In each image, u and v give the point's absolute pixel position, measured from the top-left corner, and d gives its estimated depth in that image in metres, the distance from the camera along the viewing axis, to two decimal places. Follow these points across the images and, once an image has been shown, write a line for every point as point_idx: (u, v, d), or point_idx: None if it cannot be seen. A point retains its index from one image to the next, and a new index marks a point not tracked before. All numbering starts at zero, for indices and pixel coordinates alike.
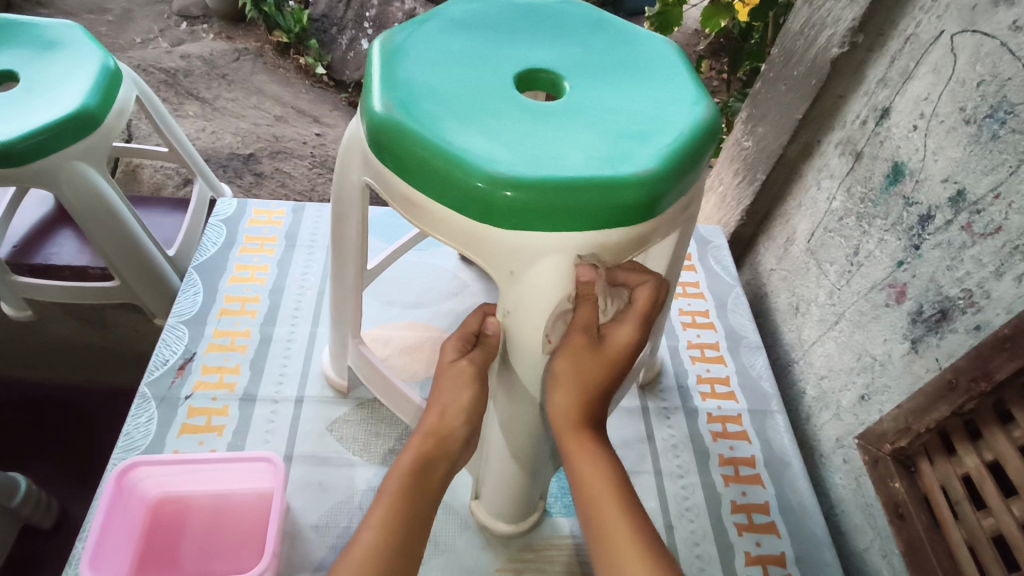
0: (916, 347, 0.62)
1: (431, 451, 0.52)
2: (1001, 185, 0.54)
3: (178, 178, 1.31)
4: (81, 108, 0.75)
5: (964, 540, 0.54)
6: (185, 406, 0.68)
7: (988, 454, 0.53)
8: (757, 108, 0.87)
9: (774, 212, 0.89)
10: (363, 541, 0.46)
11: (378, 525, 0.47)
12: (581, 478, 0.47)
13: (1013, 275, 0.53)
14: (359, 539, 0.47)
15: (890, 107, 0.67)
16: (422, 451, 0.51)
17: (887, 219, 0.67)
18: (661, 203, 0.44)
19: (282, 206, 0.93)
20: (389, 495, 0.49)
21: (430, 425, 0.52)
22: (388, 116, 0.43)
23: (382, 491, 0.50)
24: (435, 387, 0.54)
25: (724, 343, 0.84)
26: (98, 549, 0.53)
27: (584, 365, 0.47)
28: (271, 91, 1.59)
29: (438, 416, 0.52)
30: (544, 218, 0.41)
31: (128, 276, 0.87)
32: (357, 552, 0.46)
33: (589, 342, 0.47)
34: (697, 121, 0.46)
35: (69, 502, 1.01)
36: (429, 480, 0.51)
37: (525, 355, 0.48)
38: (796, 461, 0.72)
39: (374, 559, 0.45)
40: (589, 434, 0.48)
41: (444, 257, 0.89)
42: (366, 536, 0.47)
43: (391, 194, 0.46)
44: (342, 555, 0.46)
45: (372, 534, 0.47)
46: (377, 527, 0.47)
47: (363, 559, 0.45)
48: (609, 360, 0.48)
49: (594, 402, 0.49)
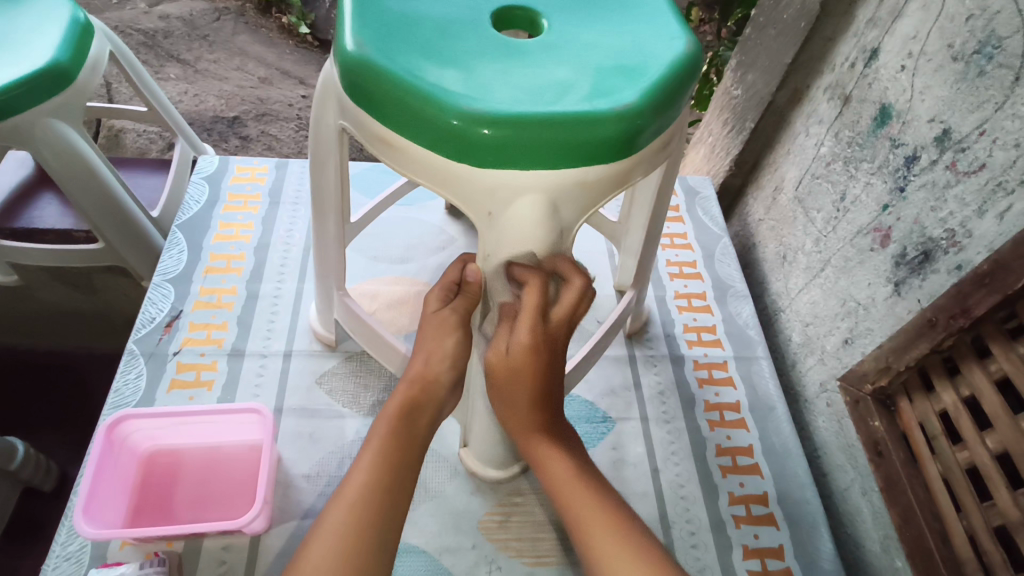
0: (899, 289, 0.62)
1: (418, 397, 0.52)
2: (986, 122, 0.53)
3: (161, 142, 1.29)
4: (51, 62, 0.73)
5: (939, 473, 0.56)
6: (174, 362, 0.69)
7: (965, 389, 0.54)
8: (747, 56, 0.87)
9: (763, 161, 0.89)
10: (354, 481, 0.48)
11: (367, 468, 0.48)
12: (556, 483, 0.51)
13: (995, 212, 0.53)
14: (348, 482, 0.48)
15: (878, 47, 0.65)
16: (409, 395, 0.52)
17: (873, 162, 0.67)
18: (641, 138, 0.43)
19: (265, 162, 0.92)
20: (376, 438, 0.50)
21: (416, 372, 0.53)
22: (359, 54, 0.42)
23: (370, 435, 0.51)
24: (420, 336, 0.54)
25: (711, 292, 0.85)
26: (90, 499, 0.54)
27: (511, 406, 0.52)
28: (254, 52, 1.54)
29: (424, 362, 0.53)
30: (520, 156, 0.41)
31: (112, 237, 0.86)
32: (349, 494, 0.47)
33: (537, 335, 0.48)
34: (678, 55, 0.46)
35: (68, 464, 1.02)
36: (416, 420, 0.52)
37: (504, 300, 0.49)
38: (780, 405, 0.74)
39: (364, 499, 0.47)
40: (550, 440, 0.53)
41: (431, 212, 0.88)
42: (356, 477, 0.48)
43: (366, 136, 0.45)
44: (333, 498, 0.48)
45: (360, 474, 0.48)
46: (366, 471, 0.48)
47: (353, 500, 0.46)
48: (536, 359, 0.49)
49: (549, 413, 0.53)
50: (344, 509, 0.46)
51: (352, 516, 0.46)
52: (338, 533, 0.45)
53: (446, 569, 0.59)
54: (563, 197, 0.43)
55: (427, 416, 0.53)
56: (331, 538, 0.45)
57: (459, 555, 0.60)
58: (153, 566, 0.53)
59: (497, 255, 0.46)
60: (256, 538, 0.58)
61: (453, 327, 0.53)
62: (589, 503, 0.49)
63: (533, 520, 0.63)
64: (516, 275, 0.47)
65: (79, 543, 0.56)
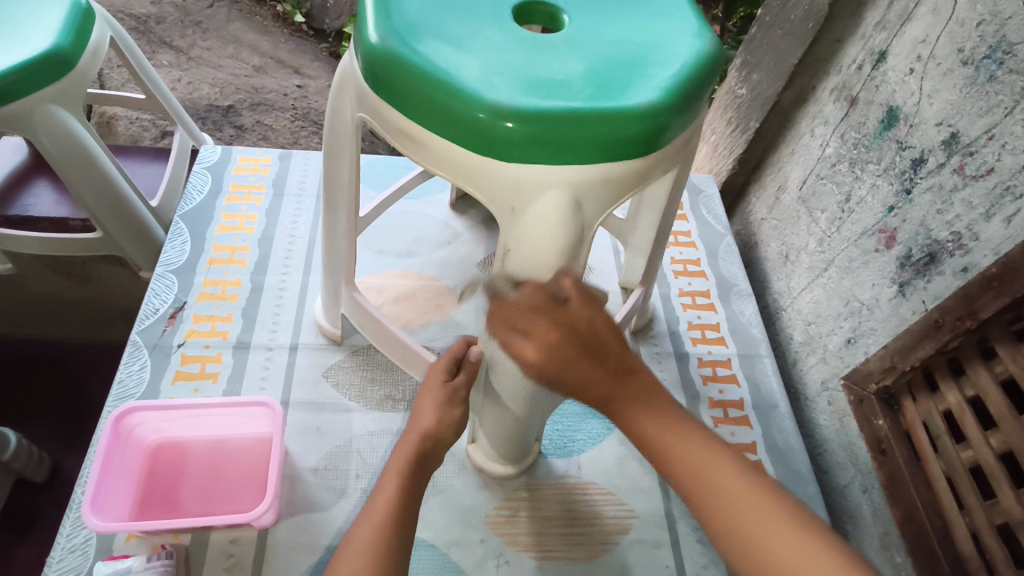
0: (903, 290, 0.63)
1: (429, 448, 0.53)
2: (995, 127, 0.54)
3: (155, 130, 1.27)
4: (52, 47, 0.72)
5: (942, 472, 0.57)
6: (178, 354, 0.68)
7: (970, 389, 0.54)
8: (752, 55, 0.87)
9: (766, 160, 0.89)
10: (379, 502, 0.48)
11: (391, 491, 0.49)
12: (662, 449, 0.43)
13: (1002, 216, 0.53)
14: (375, 503, 0.48)
15: (887, 50, 0.66)
16: (420, 444, 0.52)
17: (879, 164, 0.67)
18: (664, 137, 0.43)
19: (268, 153, 0.91)
20: (396, 465, 0.51)
21: (426, 427, 0.53)
22: (383, 46, 0.42)
23: (388, 465, 0.51)
24: (423, 395, 0.56)
25: (714, 291, 0.85)
26: (98, 492, 0.53)
27: (569, 357, 0.46)
28: (248, 40, 1.52)
29: (433, 419, 0.54)
30: (546, 152, 0.41)
31: (110, 226, 0.85)
32: (374, 516, 0.47)
33: (559, 320, 0.46)
34: (700, 53, 0.46)
35: (63, 456, 1.00)
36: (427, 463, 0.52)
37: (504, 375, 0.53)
38: (783, 403, 0.74)
39: (390, 518, 0.47)
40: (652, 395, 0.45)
41: (435, 206, 0.88)
42: (381, 497, 0.48)
43: (387, 129, 0.45)
44: (359, 517, 0.48)
45: (385, 498, 0.48)
46: (389, 497, 0.48)
47: (381, 522, 0.46)
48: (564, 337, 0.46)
49: (590, 374, 0.45)
50: (370, 528, 0.46)
51: (380, 533, 0.46)
52: (367, 551, 0.45)
53: (455, 563, 0.59)
54: (586, 193, 0.43)
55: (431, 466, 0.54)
56: (361, 555, 0.44)
57: (467, 549, 0.60)
58: (160, 560, 0.52)
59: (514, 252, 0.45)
60: (265, 531, 0.58)
61: (459, 400, 0.56)
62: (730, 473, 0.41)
63: (540, 515, 0.63)
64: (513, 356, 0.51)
65: (85, 535, 0.56)
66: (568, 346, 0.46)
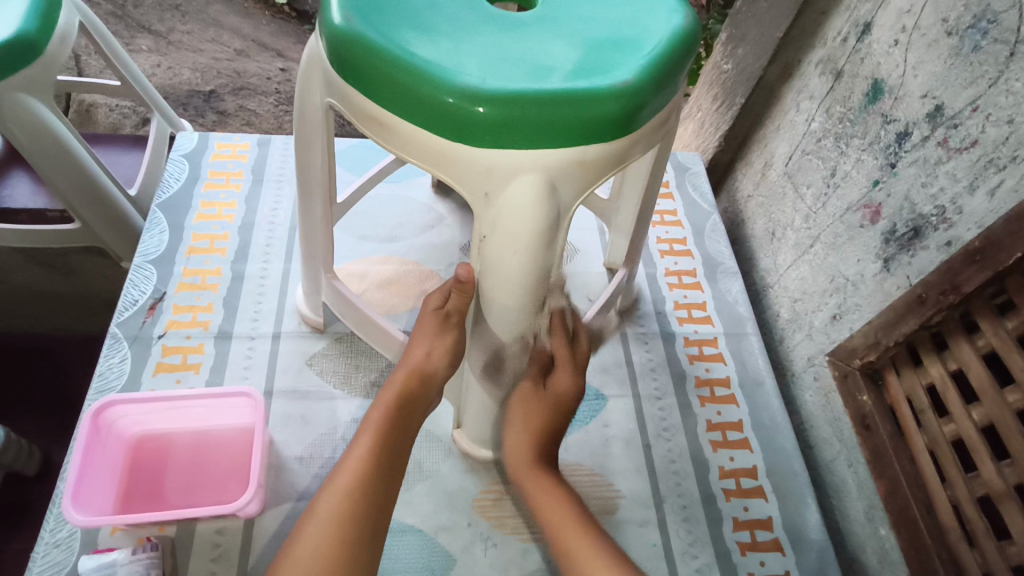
0: (888, 265, 0.63)
1: (414, 389, 0.54)
2: (979, 98, 0.53)
3: (136, 118, 1.25)
4: (18, 33, 0.69)
5: (926, 446, 0.57)
6: (159, 345, 0.67)
7: (952, 363, 0.55)
8: (738, 29, 0.86)
9: (752, 137, 0.88)
10: (348, 468, 0.48)
11: (365, 451, 0.49)
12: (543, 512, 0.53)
13: (986, 188, 0.53)
14: (343, 465, 0.48)
15: (871, 21, 0.64)
16: (403, 385, 0.53)
17: (864, 138, 0.66)
18: (641, 116, 0.43)
19: (246, 139, 0.89)
20: (371, 421, 0.51)
21: (414, 363, 0.54)
22: (347, 28, 0.41)
23: (365, 421, 0.52)
24: (417, 331, 0.56)
25: (701, 270, 0.85)
26: (79, 486, 0.53)
27: (532, 406, 0.58)
28: (229, 22, 1.48)
29: (422, 355, 0.55)
30: (518, 135, 0.40)
31: (87, 216, 0.84)
32: (340, 482, 0.47)
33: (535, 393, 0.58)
34: (677, 29, 0.45)
35: (52, 449, 0.99)
36: (410, 407, 0.53)
37: (499, 311, 0.49)
38: (770, 380, 0.75)
39: (356, 483, 0.47)
40: (544, 470, 0.55)
41: (419, 189, 0.87)
42: (349, 462, 0.48)
43: (356, 115, 0.44)
44: (325, 485, 0.48)
45: (355, 460, 0.48)
46: (359, 457, 0.48)
47: (348, 487, 0.47)
48: (553, 402, 0.59)
49: (545, 443, 0.57)
50: (336, 497, 0.46)
51: (345, 504, 0.46)
52: (329, 522, 0.45)
53: (442, 547, 0.59)
54: (562, 176, 0.42)
55: (418, 409, 0.54)
56: (323, 527, 0.45)
57: (454, 533, 0.60)
58: (145, 552, 0.52)
59: (487, 275, 0.47)
60: (250, 521, 0.58)
61: (453, 325, 0.56)
62: (558, 506, 0.52)
63: None
64: (510, 294, 0.47)
65: (68, 529, 0.56)
66: (535, 395, 0.58)
